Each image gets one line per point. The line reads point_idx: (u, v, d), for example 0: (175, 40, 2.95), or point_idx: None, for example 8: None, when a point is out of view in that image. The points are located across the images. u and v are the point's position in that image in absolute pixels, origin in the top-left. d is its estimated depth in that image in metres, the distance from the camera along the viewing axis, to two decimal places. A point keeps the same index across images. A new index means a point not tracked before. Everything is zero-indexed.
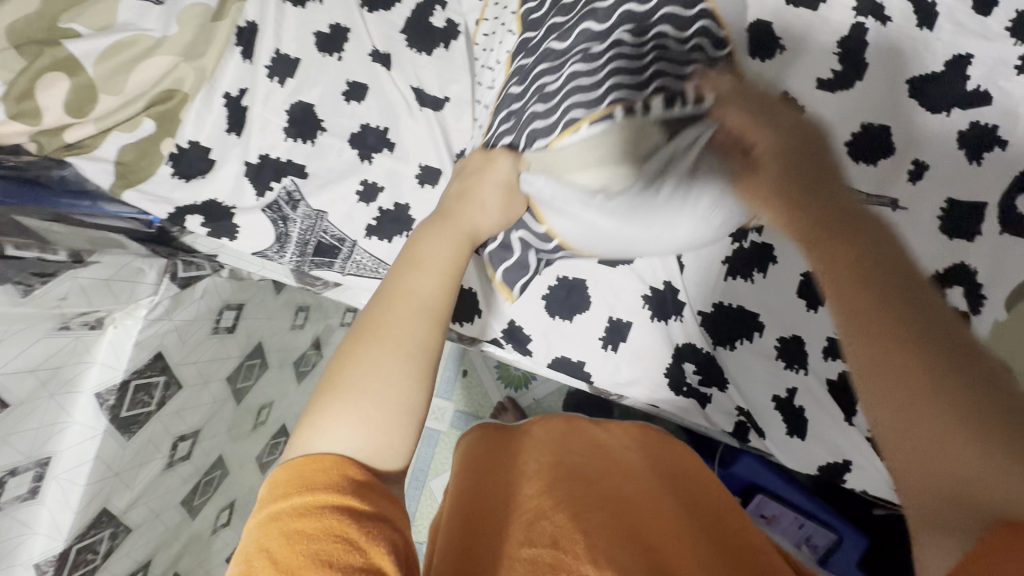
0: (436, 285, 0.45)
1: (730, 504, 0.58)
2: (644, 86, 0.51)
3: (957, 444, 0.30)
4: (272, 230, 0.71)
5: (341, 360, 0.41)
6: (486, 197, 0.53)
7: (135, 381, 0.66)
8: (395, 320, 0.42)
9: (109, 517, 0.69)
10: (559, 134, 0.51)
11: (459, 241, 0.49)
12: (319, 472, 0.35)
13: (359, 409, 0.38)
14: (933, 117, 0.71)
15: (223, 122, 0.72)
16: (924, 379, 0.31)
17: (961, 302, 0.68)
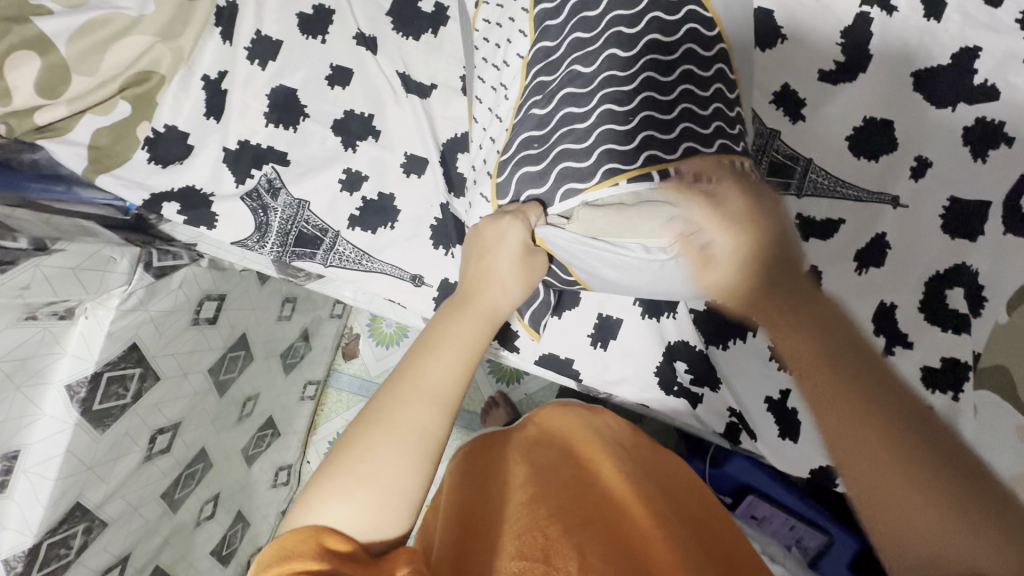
0: (450, 363, 0.47)
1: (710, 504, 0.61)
2: (630, 142, 0.50)
3: (941, 527, 0.36)
4: (252, 218, 0.68)
5: (347, 445, 0.43)
6: (503, 267, 0.53)
7: (108, 373, 0.64)
8: (402, 410, 0.44)
9: (83, 511, 0.67)
10: (598, 183, 0.50)
11: (479, 322, 0.51)
12: (306, 543, 0.38)
13: (352, 495, 0.41)
14: (938, 112, 0.69)
15: (201, 106, 0.69)
16: (897, 481, 0.37)
17: (962, 303, 0.67)
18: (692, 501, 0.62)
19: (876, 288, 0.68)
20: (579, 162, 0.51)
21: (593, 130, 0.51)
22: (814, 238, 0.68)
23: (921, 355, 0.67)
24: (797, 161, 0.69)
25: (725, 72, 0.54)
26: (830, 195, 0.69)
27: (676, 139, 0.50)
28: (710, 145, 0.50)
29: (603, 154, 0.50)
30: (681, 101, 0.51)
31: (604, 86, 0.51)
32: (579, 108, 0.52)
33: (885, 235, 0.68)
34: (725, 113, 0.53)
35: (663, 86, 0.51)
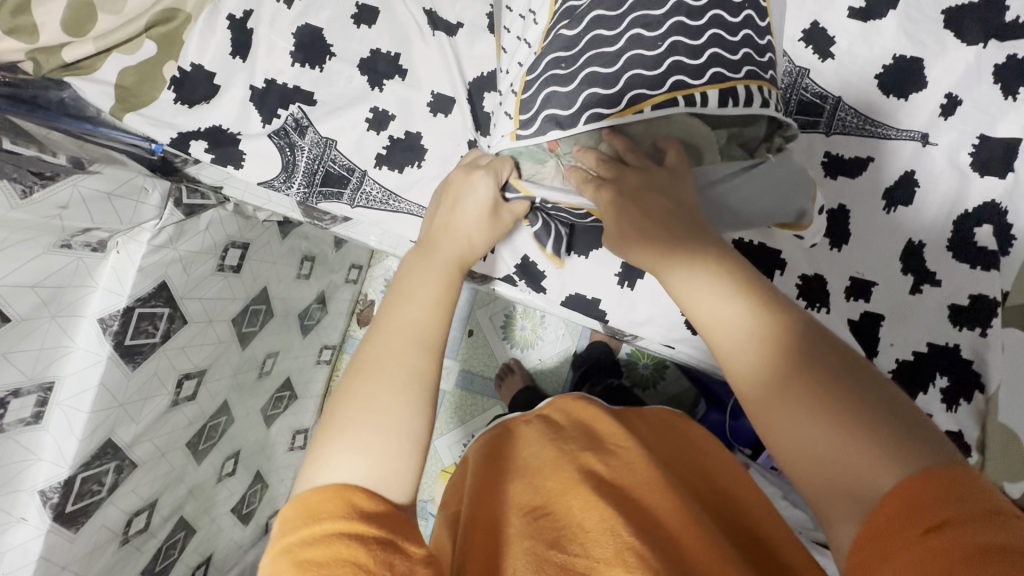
0: (430, 311, 0.46)
1: (739, 475, 0.60)
2: (658, 68, 0.50)
3: (840, 452, 0.33)
4: (278, 158, 0.68)
5: (342, 402, 0.42)
6: (467, 216, 0.53)
7: (139, 309, 0.64)
8: (387, 354, 0.43)
9: (114, 449, 0.68)
10: (621, 110, 0.51)
11: (448, 268, 0.49)
12: (330, 502, 0.36)
13: (361, 442, 0.40)
14: (969, 49, 0.68)
15: (227, 45, 0.68)
16: (800, 400, 0.34)
17: (991, 241, 0.67)
18: (718, 468, 0.61)
19: (904, 226, 0.68)
20: (606, 88, 0.51)
21: (622, 54, 0.51)
22: (841, 176, 0.68)
23: (949, 292, 0.67)
24: (826, 100, 0.68)
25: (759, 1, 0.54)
26: (859, 132, 0.68)
27: (703, 66, 0.50)
28: (737, 71, 0.51)
29: (631, 79, 0.51)
30: (710, 27, 0.51)
31: (634, 9, 0.51)
32: (608, 30, 0.52)
33: (914, 173, 0.68)
34: (757, 40, 0.53)
35: (693, 10, 0.51)
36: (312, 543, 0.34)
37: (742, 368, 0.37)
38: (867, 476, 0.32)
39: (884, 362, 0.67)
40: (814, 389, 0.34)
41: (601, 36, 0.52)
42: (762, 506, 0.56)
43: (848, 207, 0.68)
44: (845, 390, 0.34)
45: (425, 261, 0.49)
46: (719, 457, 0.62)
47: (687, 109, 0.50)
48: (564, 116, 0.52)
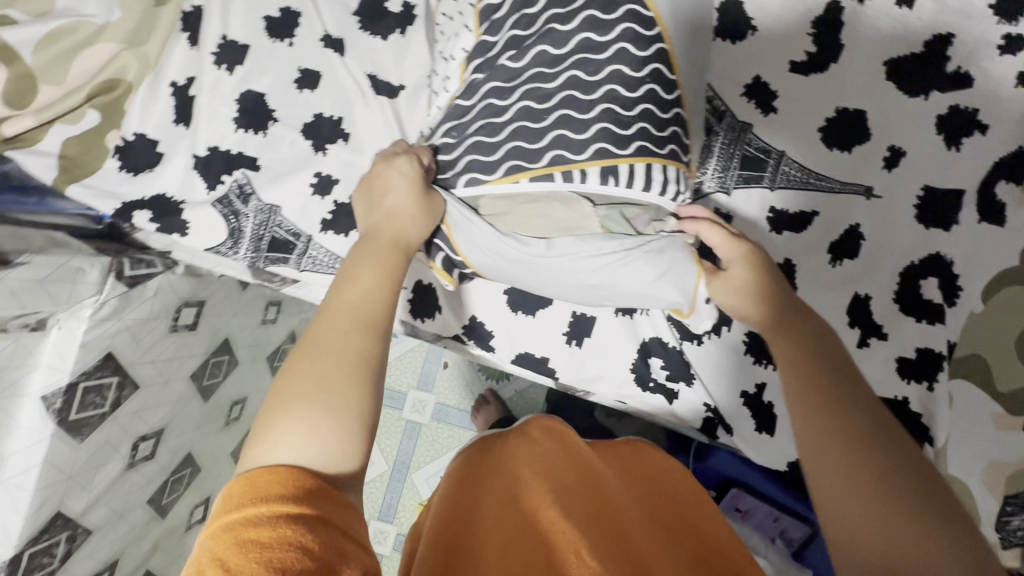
0: (374, 288, 0.47)
1: (690, 494, 0.61)
2: (539, 142, 0.51)
3: (897, 537, 0.38)
4: (223, 225, 0.68)
5: (288, 377, 0.42)
6: (399, 198, 0.53)
7: (83, 384, 0.64)
8: (339, 340, 0.44)
9: (64, 520, 0.68)
10: (499, 179, 0.52)
11: (391, 251, 0.50)
12: (278, 480, 0.36)
13: (312, 432, 0.39)
14: (911, 101, 0.68)
15: (170, 113, 0.69)
16: (897, 478, 0.40)
17: (937, 293, 0.67)
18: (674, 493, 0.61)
19: (850, 279, 0.68)
20: (485, 157, 0.53)
21: (509, 124, 0.52)
22: (786, 230, 0.68)
23: (896, 346, 0.67)
24: (769, 154, 0.68)
25: (662, 71, 0.51)
26: (803, 187, 0.68)
27: (631, 137, 0.50)
28: (623, 147, 0.50)
29: (511, 149, 0.52)
30: (603, 100, 0.50)
31: (566, 90, 0.51)
32: (500, 99, 0.53)
33: (860, 226, 0.68)
34: (654, 116, 0.51)
35: (586, 85, 0.50)
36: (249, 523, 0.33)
37: (840, 443, 0.43)
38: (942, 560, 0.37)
39: None
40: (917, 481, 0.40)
41: (492, 106, 0.53)
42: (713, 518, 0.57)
43: (794, 260, 0.68)
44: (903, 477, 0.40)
45: (368, 247, 0.51)
46: (682, 487, 0.63)
47: (560, 185, 0.51)
48: (478, 180, 0.54)
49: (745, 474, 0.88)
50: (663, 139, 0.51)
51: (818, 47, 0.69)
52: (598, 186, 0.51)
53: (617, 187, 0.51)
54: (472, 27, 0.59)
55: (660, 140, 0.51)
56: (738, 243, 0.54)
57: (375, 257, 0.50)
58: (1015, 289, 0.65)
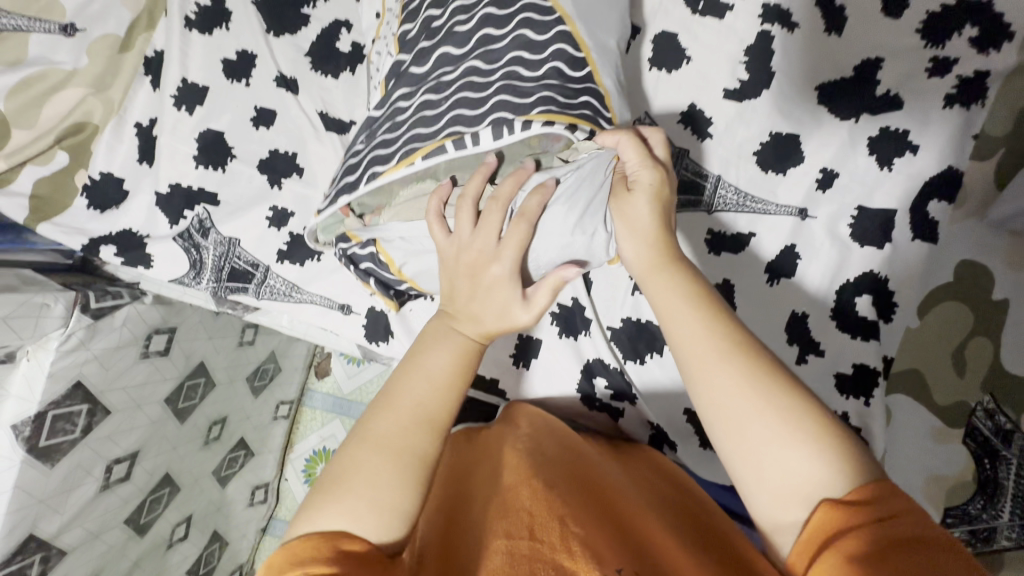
0: (441, 393, 0.47)
1: (665, 468, 0.63)
2: (436, 123, 0.53)
3: (805, 461, 0.40)
4: (185, 258, 0.72)
5: (344, 463, 0.44)
6: (489, 301, 0.49)
7: (52, 411, 0.68)
8: (396, 431, 0.45)
9: (37, 542, 0.71)
10: (396, 164, 0.53)
11: (465, 357, 0.49)
12: (318, 544, 0.40)
13: (357, 511, 0.42)
14: (842, 125, 0.70)
15: (135, 153, 0.73)
16: (798, 411, 0.42)
17: (870, 311, 0.68)
18: (646, 467, 0.62)
19: (789, 299, 0.70)
20: (384, 150, 0.55)
21: (409, 119, 0.55)
22: (725, 252, 0.71)
23: (833, 362, 0.68)
24: (706, 178, 0.71)
25: (561, 69, 0.54)
26: (739, 210, 0.71)
27: (531, 103, 0.51)
28: (523, 111, 0.50)
29: (410, 135, 0.54)
30: (499, 81, 0.53)
31: (459, 91, 0.53)
32: (405, 100, 0.56)
33: (794, 246, 0.70)
34: (555, 100, 0.52)
35: (479, 88, 0.53)
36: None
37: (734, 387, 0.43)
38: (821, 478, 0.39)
39: None
40: (810, 408, 0.42)
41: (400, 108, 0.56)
42: (687, 489, 0.59)
43: (731, 280, 0.70)
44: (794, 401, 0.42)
45: (440, 337, 0.50)
46: (652, 460, 0.64)
47: (455, 154, 0.51)
48: (379, 168, 0.54)
49: None
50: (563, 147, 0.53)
51: (750, 75, 0.71)
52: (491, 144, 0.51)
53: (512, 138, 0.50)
54: (393, 52, 0.63)
55: (565, 105, 0.52)
56: (649, 170, 0.52)
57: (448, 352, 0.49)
58: (957, 303, 0.69)
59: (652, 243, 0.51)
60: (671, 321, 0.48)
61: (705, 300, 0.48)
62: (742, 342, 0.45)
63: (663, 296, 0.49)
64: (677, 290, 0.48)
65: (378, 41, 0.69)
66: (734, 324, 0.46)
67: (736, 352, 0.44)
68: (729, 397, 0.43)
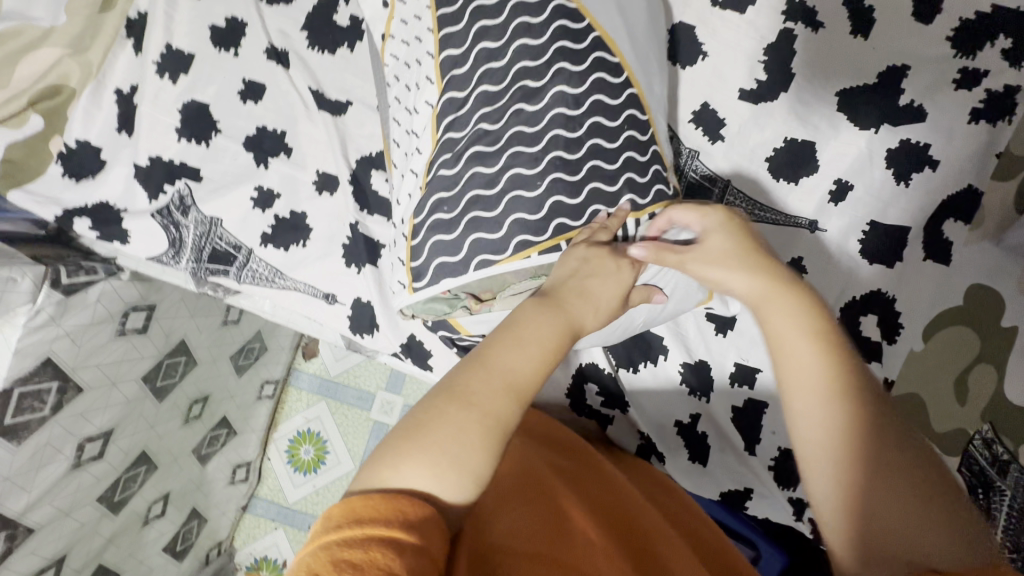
0: (533, 366, 0.43)
1: (684, 497, 0.63)
2: (496, 162, 0.53)
3: (907, 517, 0.36)
4: (164, 235, 0.68)
5: (423, 416, 0.40)
6: (603, 294, 0.49)
7: (19, 389, 0.65)
8: (489, 395, 0.41)
9: (3, 520, 0.70)
10: (509, 257, 0.52)
11: (560, 330, 0.45)
12: (379, 508, 0.36)
13: (436, 466, 0.39)
14: (861, 134, 0.67)
15: (113, 120, 0.68)
16: (913, 468, 0.38)
17: (875, 331, 0.66)
18: (661, 492, 0.62)
19: None
20: (448, 188, 0.54)
21: (466, 151, 0.54)
22: None
23: None
24: (715, 183, 0.67)
25: (599, 146, 0.53)
26: (746, 218, 0.67)
27: (582, 137, 0.52)
28: (576, 150, 0.52)
29: (471, 176, 0.53)
30: (549, 128, 0.52)
31: (513, 122, 0.53)
32: (449, 168, 0.55)
33: (802, 260, 0.67)
34: (602, 192, 0.52)
35: (530, 159, 0.52)
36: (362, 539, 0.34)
37: (838, 423, 0.40)
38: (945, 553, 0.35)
39: (765, 452, 0.65)
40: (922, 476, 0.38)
41: (443, 178, 0.55)
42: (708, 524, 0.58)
43: None
44: (916, 463, 0.38)
45: (545, 309, 0.46)
46: (669, 488, 0.63)
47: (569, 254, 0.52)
48: (448, 264, 0.54)
49: None
50: (580, 160, 0.52)
51: (769, 76, 0.67)
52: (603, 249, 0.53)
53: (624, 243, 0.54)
54: (433, 80, 0.59)
55: (611, 200, 0.53)
56: (714, 214, 0.52)
57: (547, 326, 0.45)
58: (962, 328, 0.66)
59: (764, 266, 0.48)
60: (778, 342, 0.44)
61: (821, 325, 0.44)
62: (861, 384, 0.41)
63: (771, 312, 0.45)
64: (802, 316, 0.44)
65: (390, 38, 0.64)
66: (846, 358, 0.42)
67: (846, 386, 0.41)
68: (826, 430, 0.40)
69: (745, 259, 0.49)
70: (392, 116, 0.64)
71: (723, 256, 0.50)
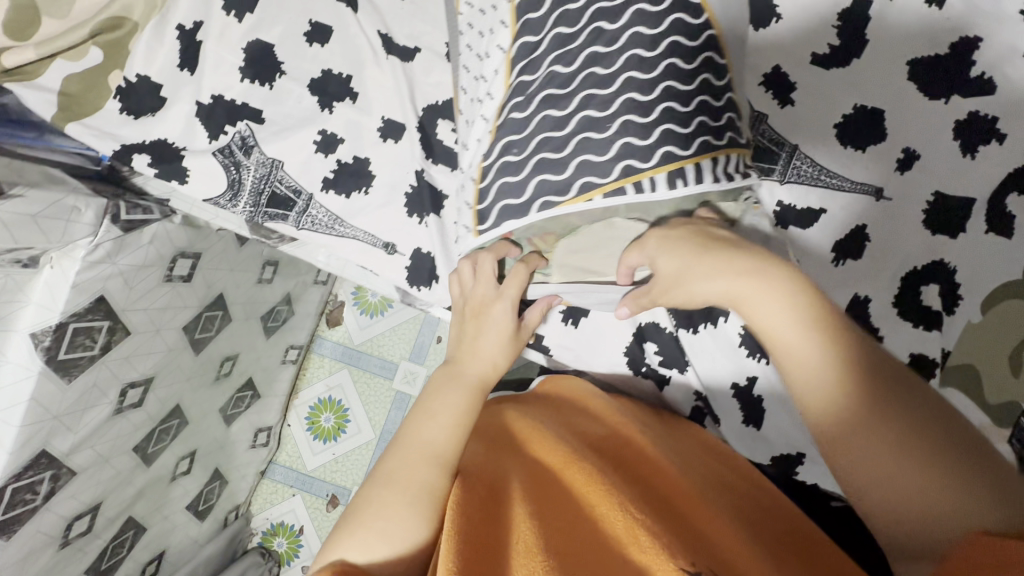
0: (445, 432, 0.51)
1: (751, 476, 0.60)
2: (567, 106, 0.51)
3: (929, 490, 0.36)
4: (224, 175, 0.67)
5: (360, 503, 0.47)
6: (492, 335, 0.59)
7: (74, 324, 0.64)
8: (412, 458, 0.49)
9: (49, 459, 0.69)
10: (573, 198, 0.50)
11: (467, 392, 0.55)
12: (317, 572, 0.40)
13: (368, 544, 0.44)
14: (929, 104, 0.67)
15: (175, 57, 0.67)
16: (924, 443, 0.38)
17: (936, 301, 0.66)
18: (730, 474, 0.59)
19: (853, 279, 0.67)
20: (517, 131, 0.54)
21: (537, 93, 0.53)
22: (793, 226, 0.67)
23: (892, 349, 0.66)
24: (783, 146, 0.67)
25: (674, 88, 0.50)
26: (813, 182, 0.67)
27: (655, 79, 0.50)
28: (649, 91, 0.50)
29: (542, 118, 0.52)
30: (624, 70, 0.50)
31: (586, 66, 0.51)
32: (520, 111, 0.54)
33: (866, 227, 0.67)
34: (676, 134, 0.49)
35: (603, 100, 0.50)
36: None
37: (846, 410, 0.41)
38: (969, 512, 0.35)
39: None
40: (934, 446, 0.37)
41: (514, 120, 0.54)
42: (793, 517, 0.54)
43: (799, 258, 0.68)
44: (930, 430, 0.38)
45: (449, 381, 0.56)
46: (738, 470, 0.61)
47: (633, 197, 0.49)
48: (512, 206, 0.53)
49: None
50: (653, 102, 0.49)
51: (841, 41, 0.68)
52: (668, 190, 0.50)
53: (690, 187, 0.50)
54: (508, 21, 0.57)
55: (686, 141, 0.49)
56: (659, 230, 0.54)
57: (453, 395, 0.54)
58: None
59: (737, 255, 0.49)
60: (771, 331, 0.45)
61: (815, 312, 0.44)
62: (867, 364, 0.42)
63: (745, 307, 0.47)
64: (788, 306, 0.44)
65: None
66: (844, 341, 0.42)
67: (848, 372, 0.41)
68: (841, 412, 0.41)
69: (706, 250, 0.50)
70: (463, 64, 0.63)
71: (683, 258, 0.50)
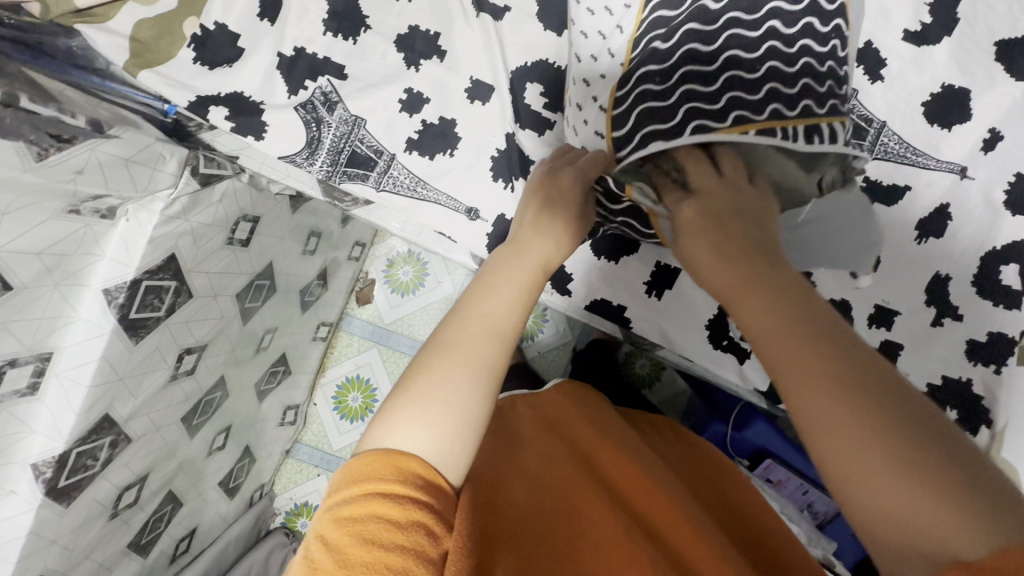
0: (512, 306, 0.44)
1: (747, 487, 0.64)
2: (714, 42, 0.51)
3: (911, 503, 0.27)
4: (304, 132, 0.65)
5: (409, 378, 0.41)
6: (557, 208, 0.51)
7: (146, 282, 0.60)
8: (463, 337, 0.42)
9: (111, 423, 0.63)
10: (728, 128, 0.49)
11: (531, 268, 0.47)
12: (378, 469, 0.38)
13: (413, 431, 0.39)
14: (1018, 85, 0.67)
15: (255, 7, 0.65)
16: (898, 441, 0.28)
17: (1016, 281, 0.66)
18: (720, 479, 0.65)
19: (933, 259, 0.68)
20: (657, 65, 0.52)
21: (679, 29, 0.52)
22: (877, 203, 0.68)
23: (969, 328, 0.66)
24: (871, 123, 0.68)
25: (811, 47, 0.51)
26: (899, 159, 0.68)
27: (795, 34, 0.51)
28: (791, 44, 0.50)
29: (684, 53, 0.51)
30: (768, 17, 0.50)
31: (729, 27, 0.51)
32: (663, 42, 0.53)
33: (948, 207, 0.68)
34: (813, 91, 0.50)
35: (748, 64, 0.50)
36: (356, 501, 0.37)
37: (803, 396, 0.31)
38: (956, 541, 0.26)
39: None
40: (905, 451, 0.28)
41: (656, 51, 0.52)
42: (779, 530, 0.58)
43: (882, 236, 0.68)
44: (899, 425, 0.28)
45: (514, 256, 0.48)
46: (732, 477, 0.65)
47: (782, 142, 0.48)
48: (658, 128, 0.50)
49: (781, 446, 0.91)
50: (794, 53, 0.50)
51: (934, 19, 0.68)
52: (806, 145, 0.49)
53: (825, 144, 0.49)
54: None
55: (792, 102, 0.49)
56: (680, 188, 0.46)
57: (520, 272, 0.46)
58: None
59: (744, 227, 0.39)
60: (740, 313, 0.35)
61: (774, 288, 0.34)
62: (828, 340, 0.31)
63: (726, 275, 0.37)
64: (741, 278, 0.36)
65: None
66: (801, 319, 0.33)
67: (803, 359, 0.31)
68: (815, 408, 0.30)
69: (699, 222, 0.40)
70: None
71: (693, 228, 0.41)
